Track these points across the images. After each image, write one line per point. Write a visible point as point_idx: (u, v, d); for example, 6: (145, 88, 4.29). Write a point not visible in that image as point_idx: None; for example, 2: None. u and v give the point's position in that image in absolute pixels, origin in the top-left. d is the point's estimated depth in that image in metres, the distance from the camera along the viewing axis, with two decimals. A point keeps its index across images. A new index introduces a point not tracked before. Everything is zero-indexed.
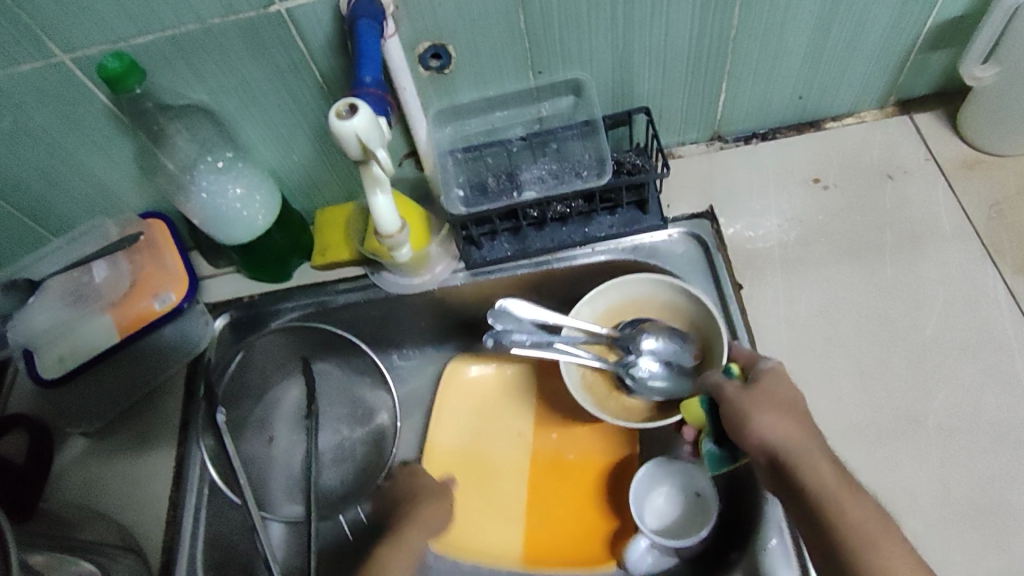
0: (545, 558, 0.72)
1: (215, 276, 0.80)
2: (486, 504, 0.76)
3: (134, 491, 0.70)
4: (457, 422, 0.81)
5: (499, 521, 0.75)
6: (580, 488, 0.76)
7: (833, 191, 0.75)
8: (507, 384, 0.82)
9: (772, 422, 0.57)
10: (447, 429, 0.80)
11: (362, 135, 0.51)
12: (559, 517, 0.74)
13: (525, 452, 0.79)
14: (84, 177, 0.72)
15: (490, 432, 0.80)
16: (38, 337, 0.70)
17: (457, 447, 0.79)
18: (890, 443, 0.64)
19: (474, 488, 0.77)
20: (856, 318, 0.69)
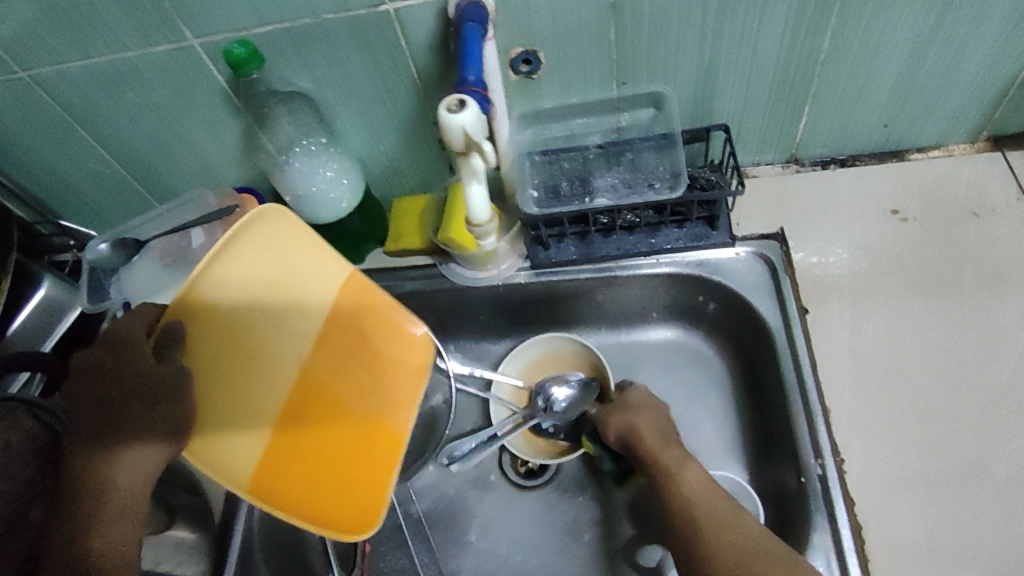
0: (276, 502, 0.52)
1: None
2: (228, 396, 0.52)
3: None
4: (237, 279, 0.52)
5: (235, 432, 0.52)
6: (335, 423, 0.58)
7: (911, 224, 0.73)
8: (326, 272, 0.59)
9: (621, 419, 0.71)
10: (229, 287, 0.52)
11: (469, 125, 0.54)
12: (309, 452, 0.56)
13: (299, 368, 0.56)
14: (192, 151, 0.79)
15: (282, 315, 0.55)
16: (137, 293, 0.76)
17: (227, 310, 0.52)
18: (948, 485, 0.62)
19: (208, 366, 0.51)
20: (924, 355, 0.68)
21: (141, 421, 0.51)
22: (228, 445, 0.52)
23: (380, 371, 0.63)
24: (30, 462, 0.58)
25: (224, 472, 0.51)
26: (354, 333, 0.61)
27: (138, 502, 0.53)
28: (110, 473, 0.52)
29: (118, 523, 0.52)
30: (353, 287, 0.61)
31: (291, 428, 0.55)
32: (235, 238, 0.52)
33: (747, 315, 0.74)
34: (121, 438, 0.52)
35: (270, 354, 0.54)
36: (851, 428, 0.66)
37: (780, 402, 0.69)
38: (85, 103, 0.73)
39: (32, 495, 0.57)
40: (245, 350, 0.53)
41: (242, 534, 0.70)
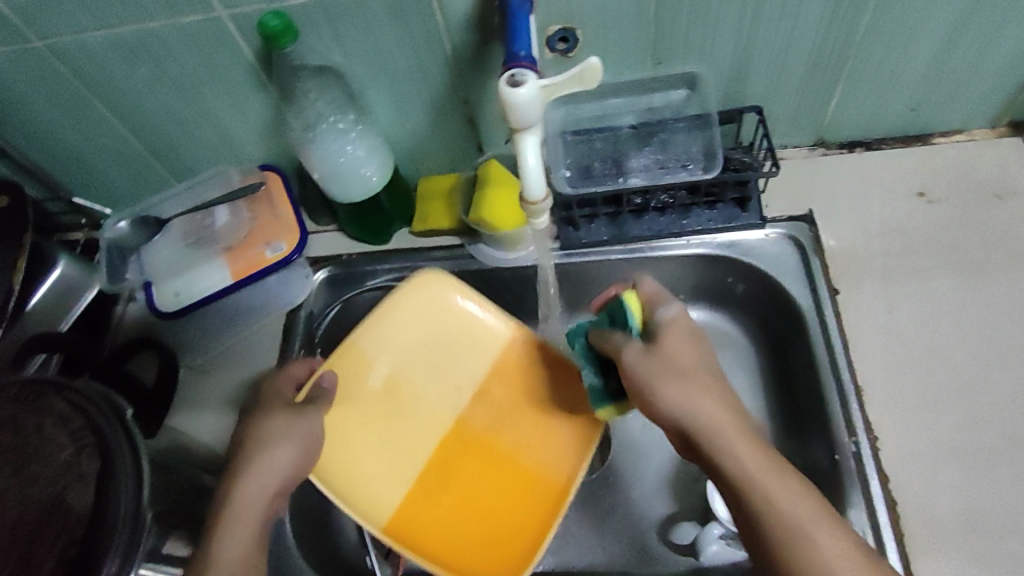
0: (411, 538, 0.67)
1: (320, 233, 0.84)
2: (381, 442, 0.71)
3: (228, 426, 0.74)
4: (409, 348, 0.74)
5: (383, 464, 0.70)
6: (471, 465, 0.72)
7: (938, 206, 0.75)
8: (481, 336, 0.75)
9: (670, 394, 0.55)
10: (379, 356, 0.73)
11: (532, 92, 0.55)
12: (462, 493, 0.70)
13: (455, 419, 0.74)
14: (213, 127, 0.77)
15: (454, 371, 0.75)
16: (159, 272, 0.75)
17: (399, 373, 0.73)
18: (980, 459, 0.64)
19: (384, 418, 0.72)
20: (952, 333, 0.69)
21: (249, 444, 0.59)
22: (371, 485, 0.69)
23: (542, 421, 0.73)
24: (66, 445, 0.57)
25: (367, 511, 0.67)
26: (511, 385, 0.75)
27: (248, 517, 0.56)
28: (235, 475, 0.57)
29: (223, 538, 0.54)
30: (526, 349, 0.75)
31: (435, 463, 0.72)
32: (406, 292, 0.72)
33: (777, 297, 0.75)
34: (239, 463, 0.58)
35: (413, 404, 0.73)
36: (886, 408, 0.67)
37: (812, 382, 0.70)
38: (104, 76, 0.70)
39: (69, 479, 0.55)
40: (404, 399, 0.73)
41: (275, 515, 0.70)
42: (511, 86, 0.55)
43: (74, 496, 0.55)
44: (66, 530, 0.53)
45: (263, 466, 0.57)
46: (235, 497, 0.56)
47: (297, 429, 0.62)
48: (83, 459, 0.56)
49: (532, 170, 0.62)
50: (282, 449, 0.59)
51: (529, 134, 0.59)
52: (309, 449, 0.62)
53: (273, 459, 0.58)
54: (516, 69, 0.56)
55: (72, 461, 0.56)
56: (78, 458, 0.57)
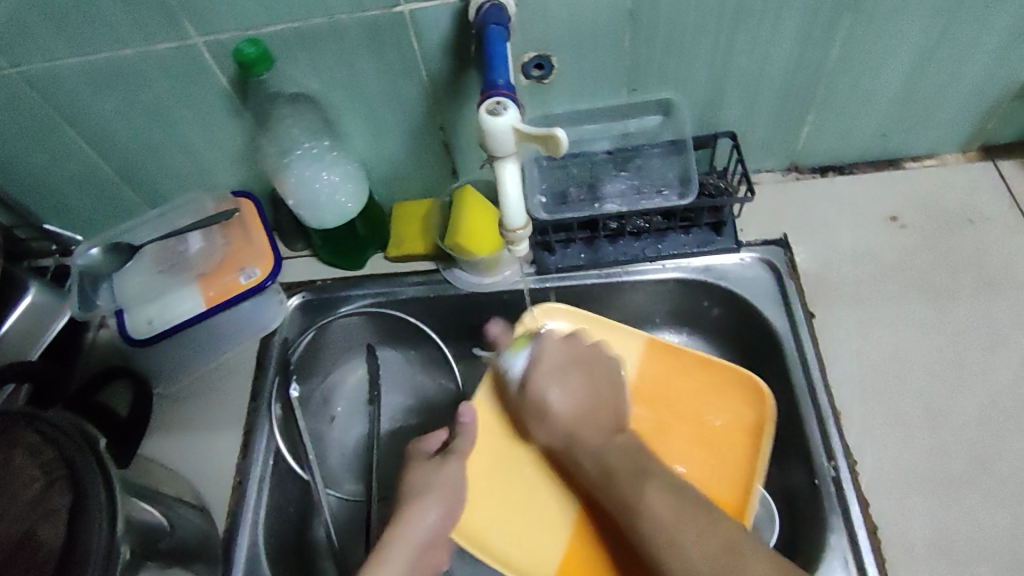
0: None
1: (295, 258, 0.84)
2: (515, 503, 0.69)
3: (199, 455, 0.73)
4: (509, 387, 0.73)
5: (524, 534, 0.68)
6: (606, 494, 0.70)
7: (910, 230, 0.76)
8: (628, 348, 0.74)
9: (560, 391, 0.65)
10: (487, 404, 0.72)
11: (513, 123, 0.55)
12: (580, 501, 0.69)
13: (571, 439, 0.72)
14: (188, 153, 0.76)
15: (566, 409, 0.74)
16: (131, 300, 0.74)
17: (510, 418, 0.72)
18: (957, 483, 0.63)
19: (501, 474, 0.71)
20: (927, 356, 0.69)
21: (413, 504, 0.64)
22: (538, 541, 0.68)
23: (671, 414, 0.73)
24: (38, 479, 0.54)
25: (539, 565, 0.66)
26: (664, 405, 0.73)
27: (399, 555, 0.61)
28: (398, 525, 0.63)
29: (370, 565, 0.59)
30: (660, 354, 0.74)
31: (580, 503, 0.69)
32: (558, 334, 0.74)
33: (753, 320, 0.75)
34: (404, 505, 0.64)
35: (518, 446, 0.72)
36: (864, 434, 0.66)
37: (789, 407, 0.70)
38: (77, 103, 0.69)
39: (38, 515, 0.53)
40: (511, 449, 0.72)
41: (247, 544, 0.68)
42: (492, 114, 0.55)
43: (43, 533, 0.52)
44: (34, 567, 0.51)
45: (410, 518, 0.63)
46: (416, 527, 0.63)
47: (441, 489, 0.65)
48: (55, 495, 0.54)
49: (512, 199, 0.62)
50: (427, 511, 0.64)
51: (508, 162, 0.59)
52: (456, 499, 0.66)
53: (421, 512, 0.63)
54: (502, 97, 0.55)
55: (42, 495, 0.54)
56: (50, 493, 0.54)
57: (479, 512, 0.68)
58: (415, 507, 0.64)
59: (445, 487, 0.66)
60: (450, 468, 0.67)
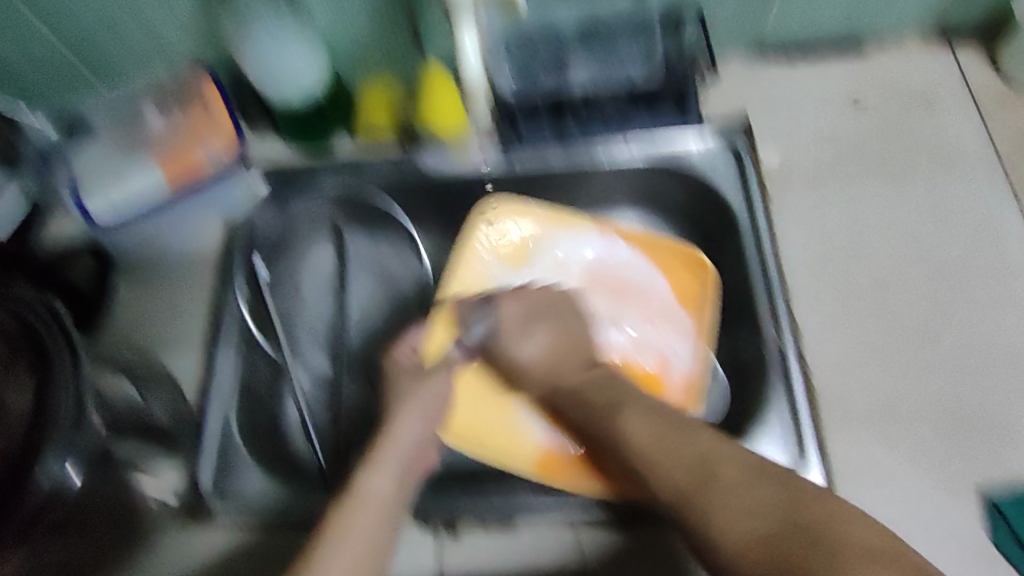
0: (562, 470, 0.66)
1: (259, 141, 0.82)
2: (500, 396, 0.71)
3: (170, 333, 0.74)
4: (481, 274, 0.77)
5: (505, 425, 0.70)
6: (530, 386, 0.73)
7: (868, 112, 0.78)
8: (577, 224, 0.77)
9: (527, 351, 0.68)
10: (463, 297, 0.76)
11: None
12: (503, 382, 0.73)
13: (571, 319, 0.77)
14: (141, 23, 0.73)
15: (504, 293, 0.76)
16: (89, 179, 0.72)
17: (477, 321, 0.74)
18: (894, 345, 0.67)
19: (484, 375, 0.72)
20: (877, 232, 0.72)
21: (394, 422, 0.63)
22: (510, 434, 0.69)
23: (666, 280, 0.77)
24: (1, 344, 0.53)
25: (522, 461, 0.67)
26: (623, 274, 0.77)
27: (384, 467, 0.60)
28: (386, 441, 0.61)
29: (372, 471, 0.59)
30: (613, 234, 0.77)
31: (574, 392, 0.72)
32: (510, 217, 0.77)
33: (713, 201, 0.77)
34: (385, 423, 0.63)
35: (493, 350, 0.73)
36: (811, 304, 0.70)
37: (744, 283, 0.73)
38: None
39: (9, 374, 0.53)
40: (484, 341, 0.73)
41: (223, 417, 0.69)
42: None
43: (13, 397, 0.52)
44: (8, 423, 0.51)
45: (395, 438, 0.62)
46: (399, 442, 0.62)
47: (418, 407, 0.64)
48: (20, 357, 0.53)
49: None
50: (409, 425, 0.63)
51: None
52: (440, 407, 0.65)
53: (405, 431, 0.62)
54: None
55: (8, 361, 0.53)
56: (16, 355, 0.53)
57: (465, 413, 0.70)
58: (401, 423, 0.63)
59: (420, 406, 0.64)
60: (430, 378, 0.67)
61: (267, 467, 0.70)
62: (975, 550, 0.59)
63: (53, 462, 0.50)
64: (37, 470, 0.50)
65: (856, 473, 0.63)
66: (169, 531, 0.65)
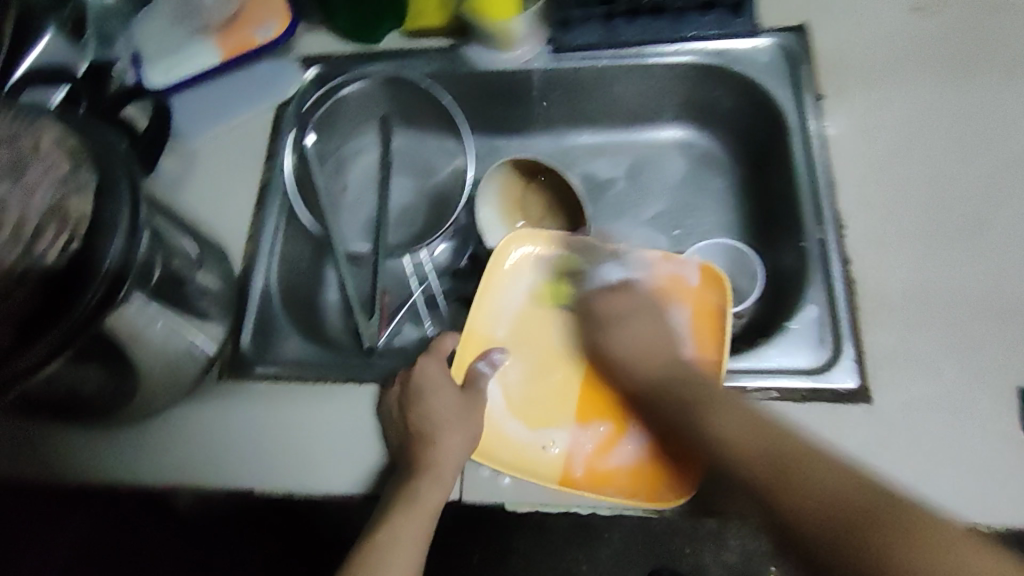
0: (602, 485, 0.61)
1: (309, 33, 0.83)
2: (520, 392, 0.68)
3: (214, 207, 0.75)
4: (503, 318, 0.71)
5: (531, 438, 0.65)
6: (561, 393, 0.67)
7: (931, 19, 0.74)
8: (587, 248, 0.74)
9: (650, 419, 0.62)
10: (483, 318, 0.71)
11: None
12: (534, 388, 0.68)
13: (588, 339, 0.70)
14: None
15: (524, 316, 0.72)
16: (147, 47, 0.75)
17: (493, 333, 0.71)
18: (942, 242, 0.65)
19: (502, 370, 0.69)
20: (935, 132, 0.69)
21: (442, 426, 0.61)
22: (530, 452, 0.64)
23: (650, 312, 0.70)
24: (65, 163, 0.56)
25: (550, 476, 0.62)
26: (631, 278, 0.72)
27: (445, 471, 0.60)
28: (432, 442, 0.60)
29: (427, 483, 0.59)
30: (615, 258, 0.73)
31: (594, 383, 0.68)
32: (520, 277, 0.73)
33: (760, 104, 0.76)
34: (427, 437, 0.61)
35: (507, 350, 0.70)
36: (859, 201, 0.67)
37: (789, 183, 0.72)
38: None
39: (66, 189, 0.55)
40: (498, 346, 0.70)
41: (263, 286, 0.72)
42: None
43: (72, 206, 0.55)
44: (62, 227, 0.54)
45: (444, 446, 0.61)
46: (447, 451, 0.60)
47: (466, 420, 0.63)
48: (82, 176, 0.56)
49: None
50: (459, 437, 0.62)
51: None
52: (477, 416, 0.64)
53: (446, 448, 0.60)
54: None
55: (72, 174, 0.56)
56: (78, 174, 0.56)
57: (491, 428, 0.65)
58: (450, 433, 0.61)
59: (465, 425, 0.63)
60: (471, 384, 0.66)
61: (308, 335, 0.73)
62: (1006, 441, 0.57)
63: (98, 275, 0.52)
64: (83, 286, 0.52)
65: (886, 362, 0.61)
66: (210, 384, 0.68)
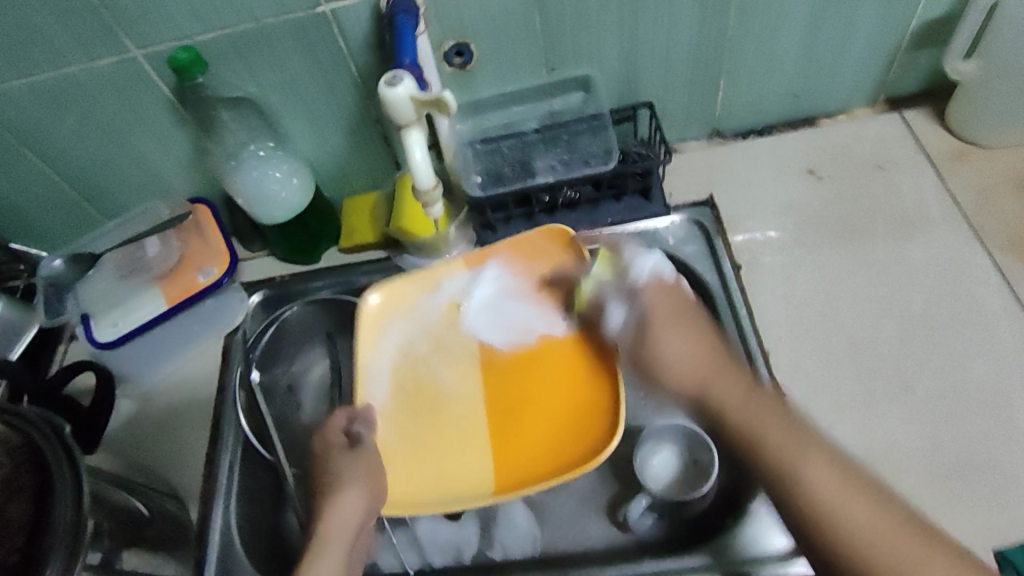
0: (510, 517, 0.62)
1: (253, 259, 0.88)
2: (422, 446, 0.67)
3: (172, 453, 0.76)
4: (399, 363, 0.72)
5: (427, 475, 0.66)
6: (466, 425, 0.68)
7: (826, 181, 0.81)
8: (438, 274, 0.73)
9: (672, 343, 0.61)
10: (372, 355, 0.71)
11: (411, 90, 0.56)
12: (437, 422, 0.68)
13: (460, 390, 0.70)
14: (140, 163, 0.80)
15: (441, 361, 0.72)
16: (94, 306, 0.78)
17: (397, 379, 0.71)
18: (877, 405, 0.67)
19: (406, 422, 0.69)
20: (848, 297, 0.74)
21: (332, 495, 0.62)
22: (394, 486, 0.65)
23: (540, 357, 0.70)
24: (5, 463, 0.58)
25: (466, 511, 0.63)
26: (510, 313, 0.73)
27: (330, 548, 0.59)
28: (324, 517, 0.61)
29: (314, 559, 0.58)
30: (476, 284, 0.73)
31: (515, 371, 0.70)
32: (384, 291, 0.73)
33: (687, 277, 0.78)
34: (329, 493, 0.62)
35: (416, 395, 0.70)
36: (789, 365, 0.71)
37: None
38: (31, 124, 0.73)
39: (10, 493, 0.56)
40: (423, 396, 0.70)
41: (221, 529, 0.70)
42: (390, 85, 0.56)
43: (12, 510, 0.55)
44: (7, 538, 0.54)
45: (338, 508, 0.61)
46: (340, 514, 0.61)
47: (365, 469, 0.63)
48: (23, 474, 0.57)
49: (421, 165, 0.61)
50: (352, 495, 0.62)
51: (413, 130, 0.59)
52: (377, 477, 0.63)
53: (343, 502, 0.61)
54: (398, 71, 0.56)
55: (12, 479, 0.57)
56: (18, 474, 0.57)
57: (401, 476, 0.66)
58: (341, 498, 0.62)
59: (354, 489, 0.62)
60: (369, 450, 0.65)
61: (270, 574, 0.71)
62: None
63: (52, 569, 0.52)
64: (38, 570, 0.52)
65: None
66: None
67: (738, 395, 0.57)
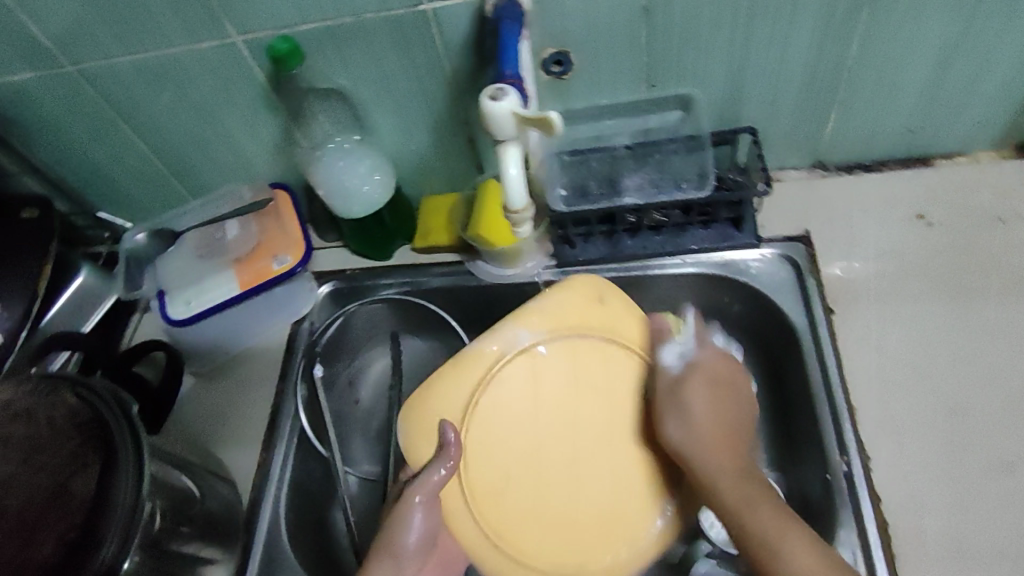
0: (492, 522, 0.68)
1: (326, 249, 0.87)
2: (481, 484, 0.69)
3: (230, 437, 0.77)
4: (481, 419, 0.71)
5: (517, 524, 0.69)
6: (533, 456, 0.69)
7: (936, 228, 0.75)
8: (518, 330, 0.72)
9: (679, 419, 0.66)
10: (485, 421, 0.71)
11: (513, 107, 0.55)
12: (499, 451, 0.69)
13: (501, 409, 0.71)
14: (228, 145, 0.80)
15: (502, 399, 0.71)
16: (170, 282, 0.79)
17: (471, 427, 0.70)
18: (974, 482, 0.62)
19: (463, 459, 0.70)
20: (950, 357, 0.68)
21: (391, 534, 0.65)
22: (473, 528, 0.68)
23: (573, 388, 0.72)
24: (72, 437, 0.60)
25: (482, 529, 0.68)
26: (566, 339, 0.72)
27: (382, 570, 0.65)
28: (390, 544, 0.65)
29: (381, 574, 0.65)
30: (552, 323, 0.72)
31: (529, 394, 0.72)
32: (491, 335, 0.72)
33: (770, 314, 0.75)
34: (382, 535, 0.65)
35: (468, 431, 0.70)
36: (879, 425, 0.66)
37: (805, 401, 0.69)
38: (129, 99, 0.74)
39: (75, 468, 0.59)
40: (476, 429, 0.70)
41: (271, 518, 0.71)
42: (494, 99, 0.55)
43: (77, 484, 0.58)
44: (68, 513, 0.57)
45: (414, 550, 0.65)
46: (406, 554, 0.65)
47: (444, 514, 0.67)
48: (89, 450, 0.60)
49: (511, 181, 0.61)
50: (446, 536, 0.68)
51: (511, 146, 0.58)
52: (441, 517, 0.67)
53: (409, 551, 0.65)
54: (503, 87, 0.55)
55: (79, 452, 0.59)
56: (84, 449, 0.60)
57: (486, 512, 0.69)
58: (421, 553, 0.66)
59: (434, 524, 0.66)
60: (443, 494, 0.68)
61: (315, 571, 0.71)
62: None
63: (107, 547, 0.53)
64: (95, 547, 0.54)
65: None
66: None
67: (715, 453, 0.63)
